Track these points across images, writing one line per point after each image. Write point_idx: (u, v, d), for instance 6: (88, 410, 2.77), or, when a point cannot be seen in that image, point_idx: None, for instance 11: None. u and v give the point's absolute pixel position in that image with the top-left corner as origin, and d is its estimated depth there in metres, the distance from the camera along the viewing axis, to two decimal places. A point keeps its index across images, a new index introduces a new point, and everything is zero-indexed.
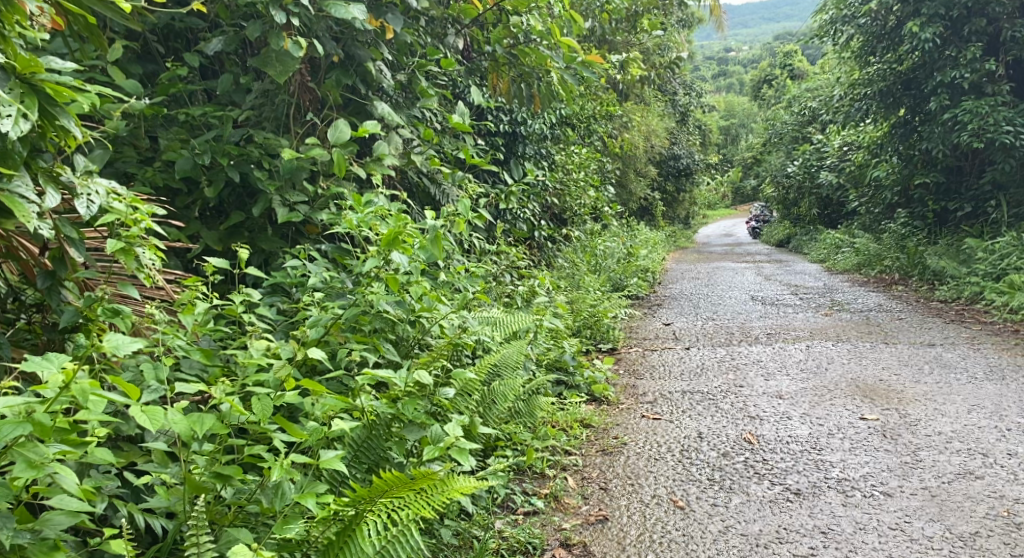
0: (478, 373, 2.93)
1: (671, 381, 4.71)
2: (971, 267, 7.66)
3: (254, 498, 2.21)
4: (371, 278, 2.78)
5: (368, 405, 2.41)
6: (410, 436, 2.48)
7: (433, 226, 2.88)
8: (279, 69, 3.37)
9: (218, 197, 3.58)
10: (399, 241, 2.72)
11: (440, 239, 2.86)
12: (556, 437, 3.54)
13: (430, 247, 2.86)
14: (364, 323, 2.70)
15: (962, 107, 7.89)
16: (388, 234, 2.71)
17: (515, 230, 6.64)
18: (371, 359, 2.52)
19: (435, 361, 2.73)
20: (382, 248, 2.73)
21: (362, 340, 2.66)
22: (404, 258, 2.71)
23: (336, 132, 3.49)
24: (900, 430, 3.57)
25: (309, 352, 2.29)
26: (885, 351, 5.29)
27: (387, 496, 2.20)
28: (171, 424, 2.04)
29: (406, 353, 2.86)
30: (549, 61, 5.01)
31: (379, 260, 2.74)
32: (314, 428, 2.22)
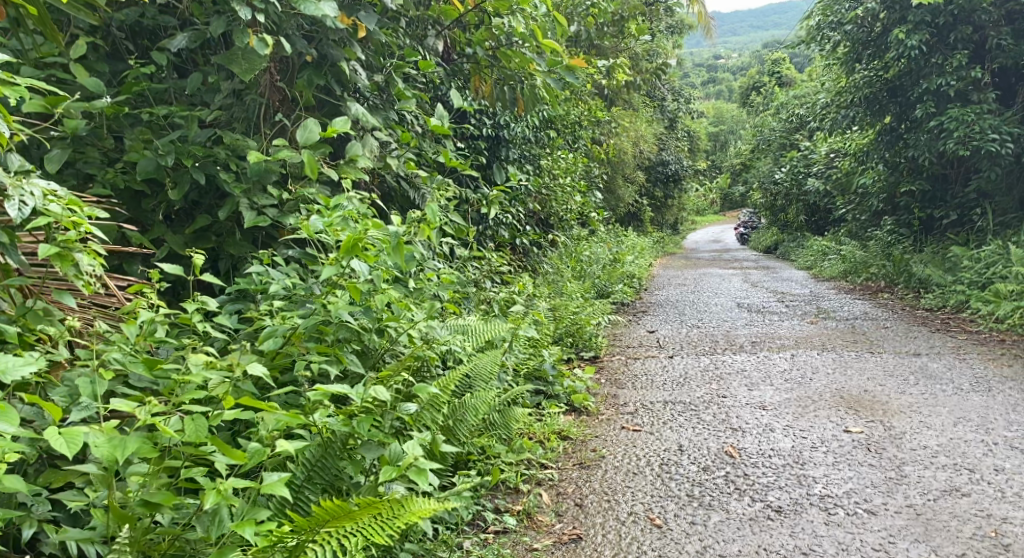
0: (447, 384, 2.81)
1: (653, 390, 4.61)
2: (957, 276, 7.60)
3: (190, 526, 2.07)
4: (332, 287, 2.69)
5: (323, 422, 2.31)
6: (367, 454, 2.38)
7: (394, 232, 2.78)
8: (245, 66, 3.29)
9: (184, 199, 3.47)
10: (358, 248, 2.59)
11: (403, 246, 2.76)
12: (532, 449, 3.43)
13: (392, 254, 2.76)
14: (327, 333, 2.60)
15: (948, 115, 7.84)
16: (346, 241, 2.59)
17: (498, 235, 6.53)
18: (330, 371, 2.43)
19: (396, 376, 2.63)
20: (341, 256, 2.61)
21: (325, 351, 2.54)
22: (364, 266, 2.61)
23: (305, 133, 3.38)
24: (884, 444, 3.48)
25: (249, 367, 2.19)
26: (870, 361, 5.21)
27: (330, 525, 2.14)
28: (92, 449, 1.98)
29: (372, 364, 2.77)
30: (531, 64, 4.89)
31: (337, 268, 2.61)
32: (256, 450, 2.11)
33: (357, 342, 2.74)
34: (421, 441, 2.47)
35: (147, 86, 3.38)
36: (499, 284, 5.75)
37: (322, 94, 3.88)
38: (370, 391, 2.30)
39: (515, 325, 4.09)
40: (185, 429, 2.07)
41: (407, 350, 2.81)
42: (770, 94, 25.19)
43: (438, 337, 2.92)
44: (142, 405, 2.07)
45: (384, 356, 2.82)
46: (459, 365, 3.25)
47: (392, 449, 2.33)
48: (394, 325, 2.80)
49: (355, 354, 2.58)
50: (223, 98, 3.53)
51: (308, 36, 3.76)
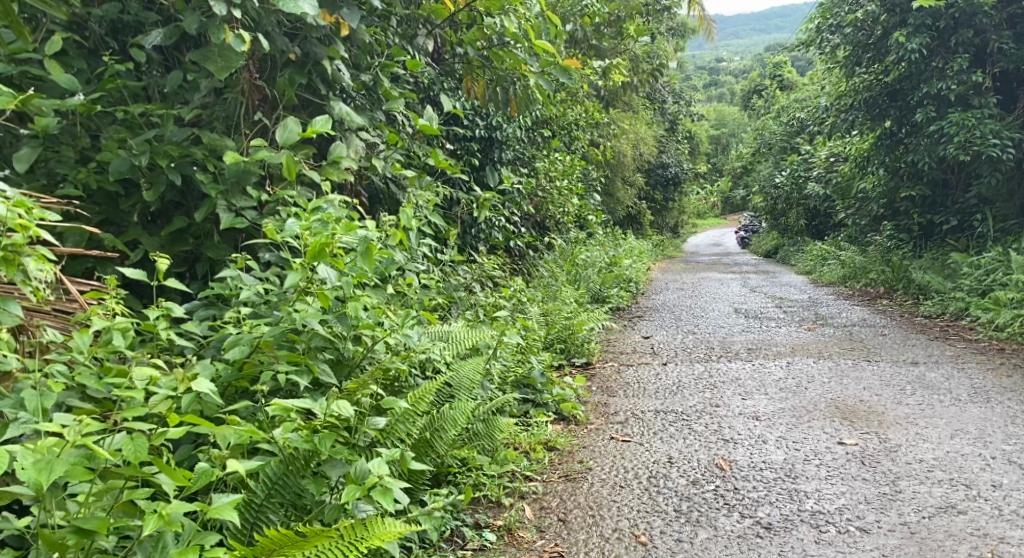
0: (424, 395, 2.72)
1: (645, 399, 4.51)
2: (956, 282, 7.50)
3: (132, 551, 1.99)
4: (301, 293, 2.60)
5: (283, 438, 2.23)
6: (331, 473, 2.31)
7: (364, 237, 2.71)
8: (220, 63, 3.21)
9: (161, 200, 3.39)
10: (325, 253, 2.53)
11: (373, 251, 2.69)
12: (516, 460, 3.33)
13: (362, 259, 2.69)
14: (298, 341, 2.51)
15: (948, 119, 7.75)
16: (313, 246, 2.52)
17: (491, 239, 6.44)
18: (299, 382, 2.34)
19: (365, 388, 2.55)
20: (307, 262, 2.54)
21: (294, 360, 2.45)
22: (332, 272, 2.54)
23: (284, 133, 3.31)
24: (879, 457, 3.38)
25: (195, 383, 2.10)
26: (867, 369, 5.11)
27: (274, 554, 2.08)
28: (19, 473, 1.88)
29: (347, 373, 2.69)
30: (524, 64, 4.79)
31: (304, 274, 2.55)
32: (203, 469, 2.05)
33: (331, 349, 2.65)
34: (390, 458, 2.37)
35: (123, 84, 3.30)
36: (491, 289, 5.66)
37: (305, 94, 3.79)
38: (333, 406, 2.22)
39: (502, 332, 3.99)
40: (124, 449, 1.99)
41: (383, 358, 2.72)
42: (771, 97, 25.07)
43: (417, 344, 2.83)
44: (72, 425, 1.96)
45: (360, 364, 2.73)
46: (439, 374, 3.16)
47: (357, 466, 2.25)
48: (370, 331, 2.71)
49: (325, 364, 2.50)
50: (202, 96, 3.45)
51: (290, 33, 3.68)
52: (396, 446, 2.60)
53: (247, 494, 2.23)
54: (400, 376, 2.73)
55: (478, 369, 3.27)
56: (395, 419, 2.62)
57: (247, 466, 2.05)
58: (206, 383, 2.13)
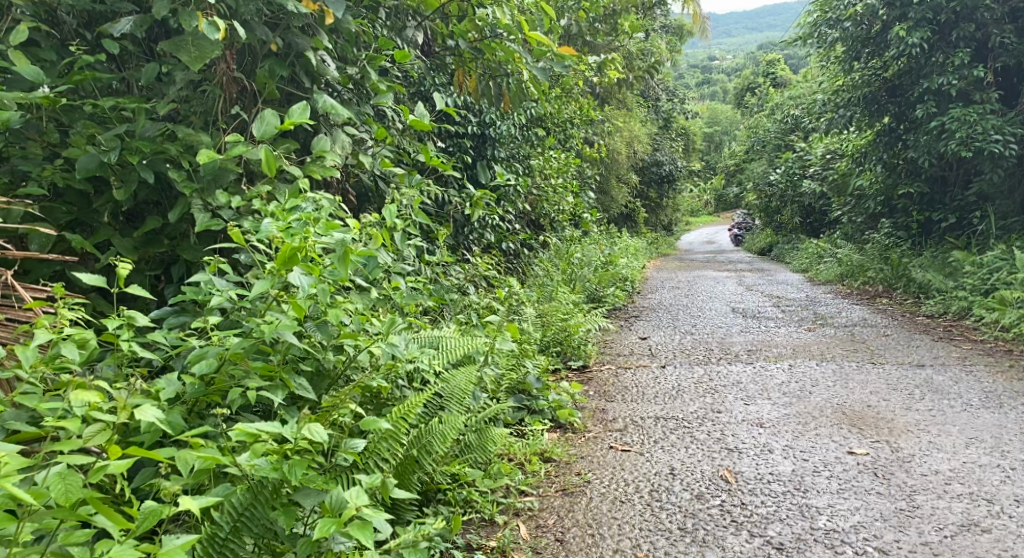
0: (410, 411, 2.54)
1: (644, 404, 4.33)
2: (958, 281, 7.34)
3: None
4: (273, 302, 2.42)
5: (249, 465, 2.05)
6: (304, 502, 2.12)
7: (340, 240, 2.54)
8: (194, 53, 3.02)
9: (133, 199, 3.23)
10: (297, 259, 2.35)
11: (350, 254, 2.52)
12: (511, 474, 3.16)
13: (339, 264, 2.51)
14: (273, 352, 2.33)
15: (950, 115, 7.58)
16: (283, 252, 2.34)
17: (483, 238, 6.26)
18: (270, 399, 2.16)
19: (344, 407, 2.36)
20: (277, 269, 2.36)
21: (267, 374, 2.27)
22: (305, 279, 2.36)
23: (262, 126, 3.14)
24: (892, 468, 3.22)
25: (140, 413, 1.93)
26: (873, 372, 4.94)
27: None
28: None
29: (328, 386, 2.51)
30: (517, 56, 4.57)
31: (274, 282, 2.37)
32: (150, 506, 1.89)
33: (310, 360, 2.48)
34: (370, 485, 2.18)
35: (92, 76, 3.13)
36: (484, 290, 5.48)
37: (286, 87, 3.62)
38: (304, 430, 2.04)
39: (494, 337, 3.81)
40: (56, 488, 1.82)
41: (367, 368, 2.55)
42: (764, 94, 24.96)
43: (404, 353, 2.65)
44: None
45: (341, 376, 2.55)
46: (428, 385, 2.98)
47: (333, 496, 2.06)
48: (353, 340, 2.53)
49: (302, 378, 2.32)
50: (176, 90, 3.28)
51: (271, 22, 3.50)
52: (380, 465, 2.42)
53: (211, 528, 2.07)
54: (384, 390, 2.55)
55: (470, 378, 3.08)
56: (378, 437, 2.43)
57: (201, 502, 1.90)
58: (150, 410, 1.97)
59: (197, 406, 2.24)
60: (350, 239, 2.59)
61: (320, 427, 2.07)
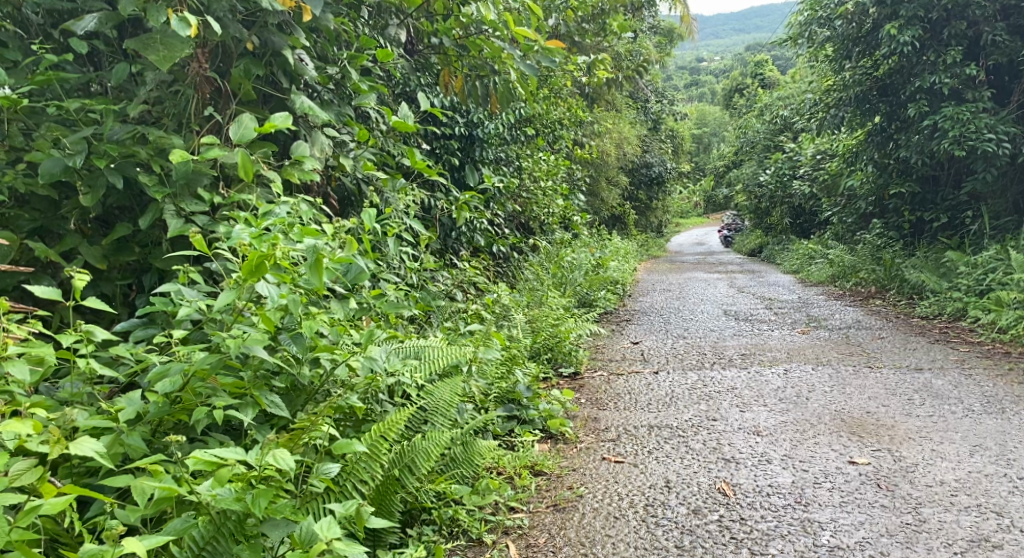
0: (390, 431, 2.41)
1: (637, 413, 4.19)
2: (952, 282, 7.25)
3: None
4: (238, 314, 2.28)
5: (210, 496, 1.92)
6: (271, 534, 1.99)
7: (312, 246, 2.39)
8: (162, 52, 2.87)
9: (101, 205, 3.10)
10: (265, 269, 2.19)
11: (324, 261, 2.37)
12: (500, 489, 3.03)
13: (311, 272, 2.36)
14: (243, 368, 2.19)
15: (942, 114, 7.48)
16: (249, 261, 2.18)
17: (472, 242, 6.12)
18: (237, 422, 2.02)
19: (316, 428, 2.22)
20: (244, 279, 2.21)
21: (236, 392, 2.14)
22: (273, 289, 2.21)
23: (239, 130, 3.02)
24: (896, 478, 3.12)
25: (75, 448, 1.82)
26: (870, 377, 4.81)
27: None
28: None
29: (304, 403, 2.38)
30: (503, 54, 4.46)
31: (240, 293, 2.22)
32: (92, 551, 1.78)
33: (286, 375, 2.35)
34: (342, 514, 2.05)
35: (57, 77, 2.99)
36: (472, 296, 5.35)
37: (263, 88, 3.48)
38: (269, 457, 1.92)
39: (479, 346, 3.68)
40: None
41: (346, 382, 2.43)
42: (753, 95, 24.92)
43: (385, 366, 2.52)
44: None
45: (319, 391, 2.43)
46: (410, 400, 2.88)
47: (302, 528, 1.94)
48: (329, 353, 2.40)
49: (274, 396, 2.19)
50: (146, 91, 3.15)
51: (246, 19, 3.37)
52: (359, 487, 2.31)
53: None
54: (362, 408, 2.44)
55: (455, 390, 2.99)
56: (356, 458, 2.31)
57: (149, 542, 1.79)
58: (88, 443, 1.86)
59: (162, 426, 2.11)
60: (322, 247, 2.44)
61: (286, 453, 1.95)
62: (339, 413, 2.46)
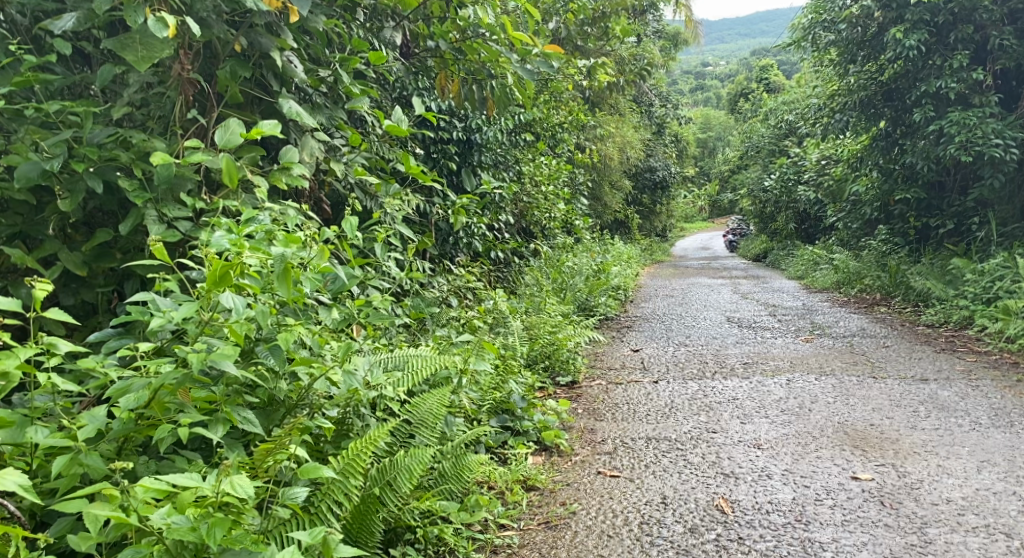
0: (369, 449, 2.33)
1: (635, 424, 4.09)
2: (959, 289, 7.13)
3: None
4: (206, 328, 2.18)
5: (164, 523, 1.82)
6: None
7: (279, 256, 2.34)
8: (141, 53, 2.79)
9: (82, 210, 3.02)
10: (230, 280, 2.16)
11: (290, 270, 2.33)
12: (489, 506, 2.98)
13: (278, 282, 2.31)
14: (214, 383, 2.11)
15: (949, 119, 7.37)
16: (213, 271, 2.14)
17: (470, 247, 6.03)
18: (202, 439, 1.94)
19: (284, 450, 2.12)
20: (207, 291, 2.16)
21: (205, 408, 2.06)
22: (239, 301, 2.14)
23: (225, 134, 2.93)
24: (900, 496, 3.03)
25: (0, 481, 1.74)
26: (875, 387, 4.70)
27: None
28: None
29: (279, 421, 2.31)
30: (501, 58, 4.36)
31: (203, 306, 2.15)
32: None
33: (261, 390, 2.28)
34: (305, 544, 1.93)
35: (37, 78, 2.92)
36: (467, 303, 5.25)
37: (251, 90, 3.40)
38: (225, 485, 1.86)
39: (471, 357, 3.58)
40: None
41: (319, 400, 2.36)
42: (758, 100, 24.80)
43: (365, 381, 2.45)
44: None
45: (297, 405, 2.35)
46: (396, 415, 2.85)
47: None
48: (307, 366, 2.32)
49: (248, 411, 2.10)
50: (130, 93, 3.07)
51: (234, 21, 3.30)
52: (335, 508, 2.24)
53: None
54: (333, 428, 2.34)
55: (443, 401, 2.92)
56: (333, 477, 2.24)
57: None
58: (16, 476, 1.80)
59: (128, 445, 2.01)
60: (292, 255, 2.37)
61: (244, 481, 1.89)
62: (316, 430, 2.38)
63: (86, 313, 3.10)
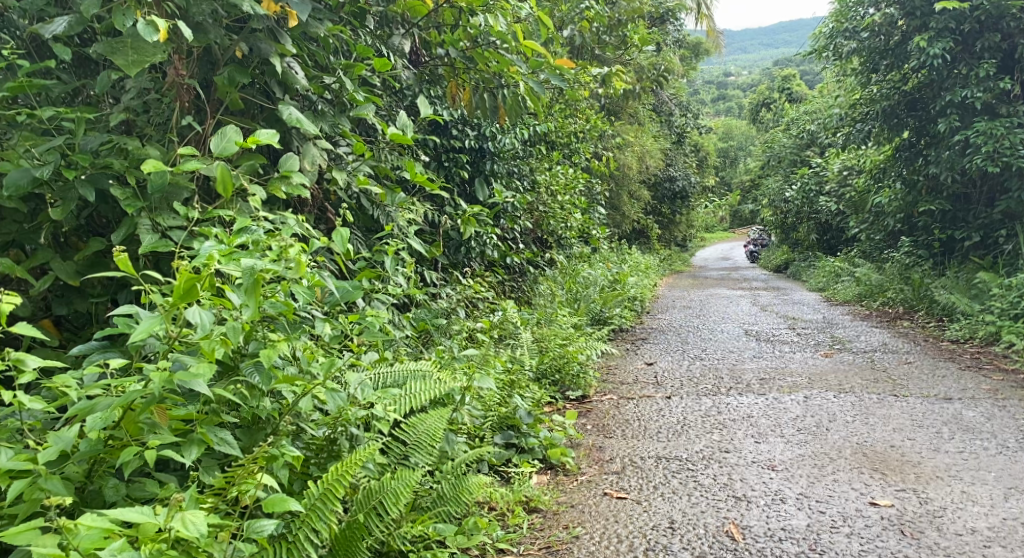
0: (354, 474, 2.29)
1: (645, 442, 3.95)
2: (985, 304, 6.93)
3: None
4: (175, 343, 2.12)
5: None
6: None
7: (248, 268, 2.21)
8: (132, 57, 2.73)
9: (76, 218, 2.95)
10: (196, 293, 2.08)
11: (260, 283, 2.20)
12: (488, 529, 2.88)
13: (247, 296, 2.19)
14: (187, 402, 2.06)
15: (975, 129, 7.17)
16: (179, 285, 2.05)
17: (481, 258, 5.93)
18: (170, 460, 1.89)
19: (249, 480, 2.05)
20: (172, 305, 2.07)
21: (178, 428, 2.02)
22: (206, 315, 2.08)
23: (221, 142, 2.83)
24: (921, 525, 2.89)
25: None
26: (896, 406, 4.53)
27: None
28: None
29: (253, 442, 2.26)
30: (511, 67, 4.26)
31: (168, 321, 2.07)
32: None
33: (236, 410, 2.25)
34: None
35: (29, 84, 2.85)
36: (476, 314, 5.13)
37: (252, 97, 3.34)
38: (177, 522, 1.81)
39: (473, 373, 3.47)
40: None
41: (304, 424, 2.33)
42: (780, 110, 24.59)
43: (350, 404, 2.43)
44: None
45: (273, 422, 2.31)
46: (391, 435, 2.79)
47: None
48: (290, 384, 2.30)
49: (224, 432, 2.08)
50: (125, 99, 3.00)
51: (233, 25, 3.23)
52: (313, 537, 2.17)
53: None
54: (301, 463, 2.25)
55: (442, 422, 2.86)
56: (314, 501, 2.21)
57: None
58: None
59: (98, 466, 1.98)
60: (264, 266, 2.27)
61: (197, 518, 1.84)
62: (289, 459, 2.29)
63: (82, 322, 3.03)
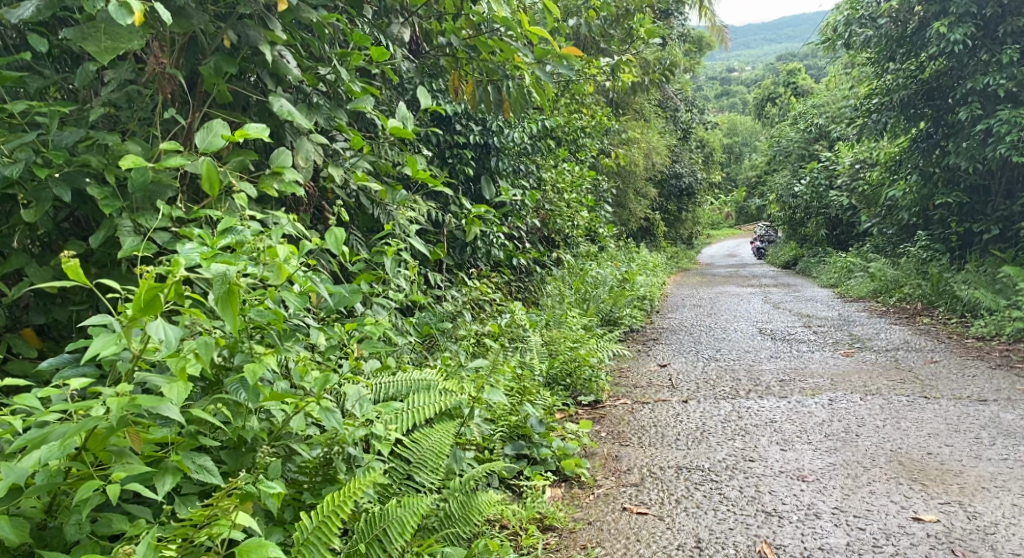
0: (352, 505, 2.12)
1: (664, 451, 3.71)
2: (1011, 299, 6.66)
3: None
4: (142, 361, 1.94)
5: None
6: None
7: (221, 275, 2.01)
8: (105, 44, 2.52)
9: (53, 221, 2.73)
10: (159, 305, 1.87)
11: (235, 293, 2.01)
12: (499, 552, 2.65)
13: (220, 307, 2.00)
14: (156, 428, 1.90)
15: (998, 118, 6.89)
16: (139, 295, 1.85)
17: (484, 258, 5.69)
18: (127, 496, 1.73)
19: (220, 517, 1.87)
20: (133, 319, 1.87)
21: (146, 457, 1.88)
22: (170, 330, 1.88)
23: (206, 136, 2.58)
24: (973, 543, 2.70)
25: None
26: (928, 409, 4.28)
27: None
28: None
29: (237, 466, 2.09)
30: (517, 56, 4.02)
31: (129, 337, 1.88)
32: None
33: (218, 432, 2.09)
34: None
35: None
36: (482, 317, 4.90)
37: (242, 88, 3.13)
38: None
39: (480, 381, 3.25)
40: None
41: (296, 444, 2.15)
42: (786, 103, 24.29)
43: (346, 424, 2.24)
44: None
45: (259, 445, 2.13)
46: (392, 453, 2.58)
47: None
48: (280, 402, 2.12)
49: (203, 459, 1.95)
50: (105, 92, 2.79)
51: (219, 11, 3.00)
52: None
53: None
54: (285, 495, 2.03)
55: (448, 437, 2.67)
56: (306, 533, 2.03)
57: None
58: None
59: (59, 499, 1.85)
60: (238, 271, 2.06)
61: None
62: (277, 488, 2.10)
63: (61, 333, 2.80)
